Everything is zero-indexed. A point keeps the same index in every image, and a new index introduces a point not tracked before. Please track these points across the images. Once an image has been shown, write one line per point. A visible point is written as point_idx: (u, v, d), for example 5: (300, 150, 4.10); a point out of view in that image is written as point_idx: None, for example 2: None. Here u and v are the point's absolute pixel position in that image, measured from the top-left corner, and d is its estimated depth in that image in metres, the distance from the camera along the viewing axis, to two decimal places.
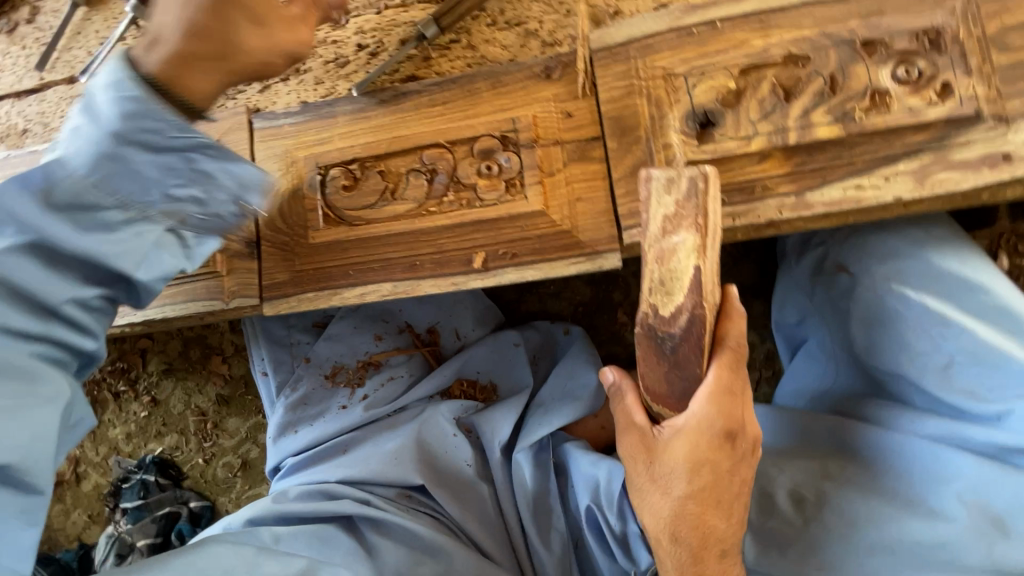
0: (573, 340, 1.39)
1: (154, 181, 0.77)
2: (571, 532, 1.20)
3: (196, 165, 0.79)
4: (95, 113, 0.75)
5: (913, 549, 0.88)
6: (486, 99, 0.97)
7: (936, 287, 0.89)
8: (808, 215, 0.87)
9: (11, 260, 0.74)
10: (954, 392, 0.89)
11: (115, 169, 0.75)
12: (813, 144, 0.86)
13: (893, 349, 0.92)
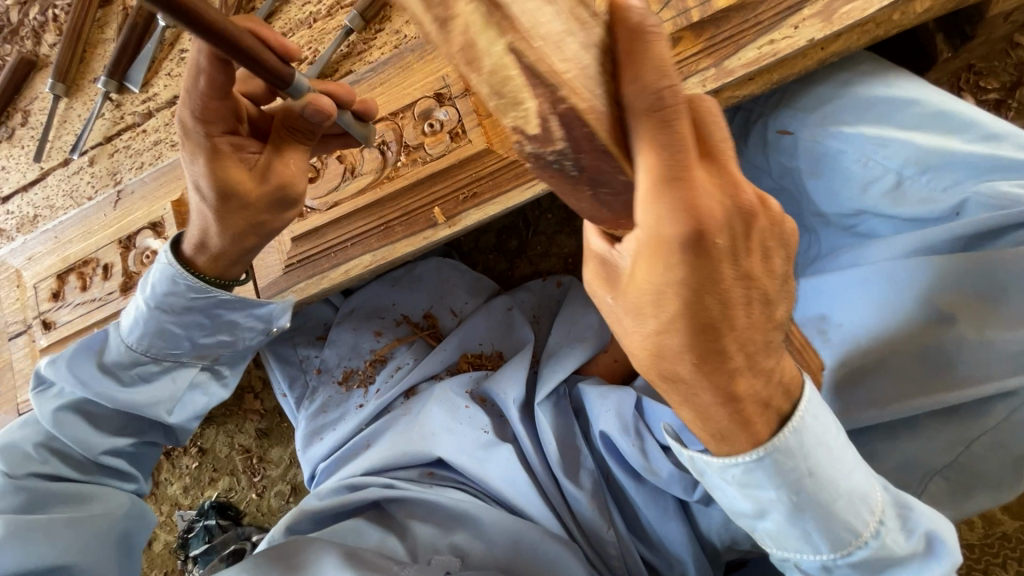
0: (567, 288, 1.45)
1: (186, 334, 1.04)
2: (600, 468, 1.19)
3: (222, 316, 1.04)
4: (145, 285, 1.01)
5: (913, 358, 0.87)
6: (418, 68, 1.06)
7: (869, 114, 0.96)
8: (732, 81, 0.91)
9: (91, 374, 1.05)
10: (910, 205, 0.94)
11: (160, 334, 1.03)
12: (717, 16, 0.90)
13: (843, 183, 1.00)
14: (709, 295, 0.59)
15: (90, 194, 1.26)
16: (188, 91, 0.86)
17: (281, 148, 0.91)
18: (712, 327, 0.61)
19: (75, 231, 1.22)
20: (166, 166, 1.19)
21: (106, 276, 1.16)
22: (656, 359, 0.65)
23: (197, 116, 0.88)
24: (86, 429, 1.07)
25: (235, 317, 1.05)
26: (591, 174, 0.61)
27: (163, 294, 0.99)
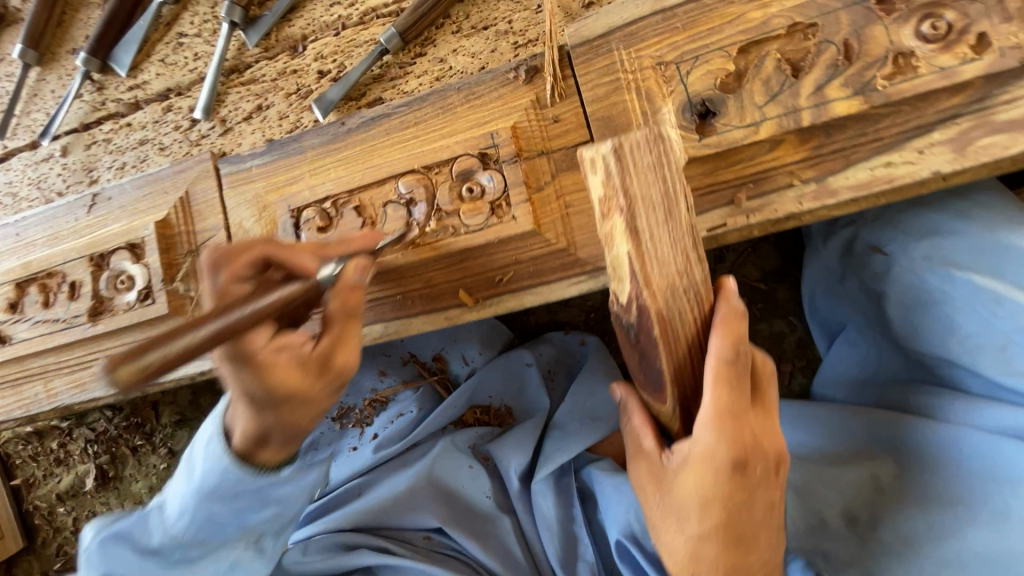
0: (591, 350, 1.30)
1: (233, 521, 0.92)
2: (602, 559, 1.12)
3: (268, 494, 0.91)
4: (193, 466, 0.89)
5: (977, 538, 0.91)
6: (462, 115, 0.89)
7: (985, 262, 0.92)
8: (834, 202, 0.77)
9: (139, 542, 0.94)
10: (1012, 373, 0.92)
11: (205, 526, 0.91)
12: (832, 123, 0.76)
13: (936, 330, 0.97)
14: (740, 514, 0.75)
15: (60, 189, 1.09)
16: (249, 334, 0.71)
17: (337, 345, 0.75)
18: (746, 537, 0.77)
19: (41, 232, 1.06)
20: (152, 175, 1.02)
21: (73, 294, 1.01)
22: (688, 559, 0.78)
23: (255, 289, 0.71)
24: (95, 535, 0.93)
25: (282, 492, 0.92)
26: (643, 340, 0.67)
27: (215, 485, 0.86)
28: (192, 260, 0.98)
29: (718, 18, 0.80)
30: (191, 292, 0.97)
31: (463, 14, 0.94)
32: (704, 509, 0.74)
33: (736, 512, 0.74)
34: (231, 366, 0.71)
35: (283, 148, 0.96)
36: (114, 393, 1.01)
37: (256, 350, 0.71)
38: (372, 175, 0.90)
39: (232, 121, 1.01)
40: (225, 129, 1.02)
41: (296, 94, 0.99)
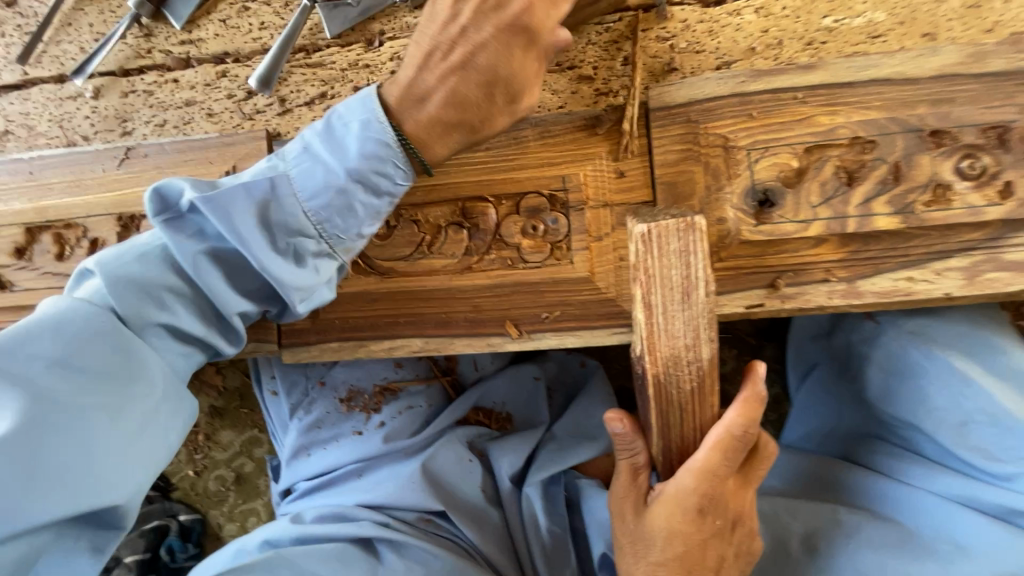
0: (590, 373, 1.31)
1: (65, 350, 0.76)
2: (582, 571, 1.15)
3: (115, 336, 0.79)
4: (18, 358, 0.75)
5: None
6: (535, 150, 0.91)
7: (960, 345, 1.01)
8: (858, 302, 0.86)
9: None
10: (969, 449, 1.00)
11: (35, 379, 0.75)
12: (871, 234, 0.85)
13: (909, 396, 1.04)
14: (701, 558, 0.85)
15: (87, 134, 1.02)
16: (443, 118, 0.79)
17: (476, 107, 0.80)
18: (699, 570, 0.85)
19: (59, 176, 0.99)
20: (195, 140, 0.98)
21: (93, 251, 0.96)
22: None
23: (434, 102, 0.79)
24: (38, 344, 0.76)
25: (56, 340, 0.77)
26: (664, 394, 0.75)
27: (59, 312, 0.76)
28: None
29: (790, 116, 0.86)
30: None
31: None
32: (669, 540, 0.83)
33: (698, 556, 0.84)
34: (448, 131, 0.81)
35: None
36: None
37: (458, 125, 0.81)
38: (432, 193, 0.91)
39: (293, 103, 0.99)
40: (284, 109, 0.99)
41: (365, 89, 0.98)
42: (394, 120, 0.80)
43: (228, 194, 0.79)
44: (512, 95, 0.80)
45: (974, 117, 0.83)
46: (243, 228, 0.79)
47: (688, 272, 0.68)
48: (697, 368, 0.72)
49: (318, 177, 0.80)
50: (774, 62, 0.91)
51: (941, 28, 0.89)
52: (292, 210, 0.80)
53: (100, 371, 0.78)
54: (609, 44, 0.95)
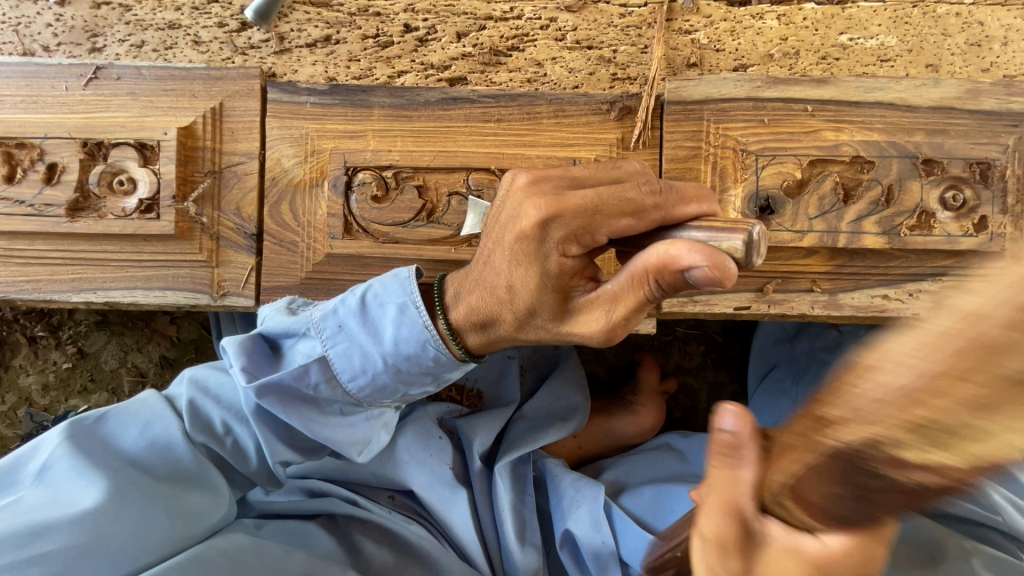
0: (563, 357, 1.32)
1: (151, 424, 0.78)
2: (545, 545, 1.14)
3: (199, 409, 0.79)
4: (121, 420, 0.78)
5: None
6: (547, 128, 0.89)
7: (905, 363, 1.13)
8: (837, 314, 0.90)
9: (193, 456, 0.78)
10: None
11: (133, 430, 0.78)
12: (857, 250, 0.88)
13: None
14: None
15: (48, 44, 0.91)
16: (581, 204, 0.60)
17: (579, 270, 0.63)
18: None
19: (12, 88, 0.87)
20: (178, 69, 0.88)
21: (50, 178, 0.87)
22: None
23: (560, 232, 0.60)
24: (127, 429, 0.78)
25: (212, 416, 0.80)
26: None
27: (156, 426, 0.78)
28: (211, 182, 0.88)
29: (799, 127, 0.88)
30: (203, 217, 0.88)
31: (571, 26, 0.92)
32: None
33: None
34: (547, 225, 0.60)
35: (348, 94, 0.89)
36: (75, 301, 0.88)
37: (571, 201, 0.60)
38: (442, 159, 0.88)
39: (292, 42, 0.91)
40: (282, 48, 0.91)
41: (373, 39, 0.92)
42: (503, 265, 0.64)
43: (345, 366, 0.72)
44: (614, 191, 0.61)
45: (962, 151, 0.88)
46: (381, 375, 0.72)
47: (662, 197, 0.60)
48: (657, 253, 0.56)
49: (430, 356, 0.70)
50: (789, 72, 0.92)
51: (943, 61, 0.92)
52: (422, 370, 0.71)
53: (180, 463, 0.77)
54: (632, 28, 0.93)
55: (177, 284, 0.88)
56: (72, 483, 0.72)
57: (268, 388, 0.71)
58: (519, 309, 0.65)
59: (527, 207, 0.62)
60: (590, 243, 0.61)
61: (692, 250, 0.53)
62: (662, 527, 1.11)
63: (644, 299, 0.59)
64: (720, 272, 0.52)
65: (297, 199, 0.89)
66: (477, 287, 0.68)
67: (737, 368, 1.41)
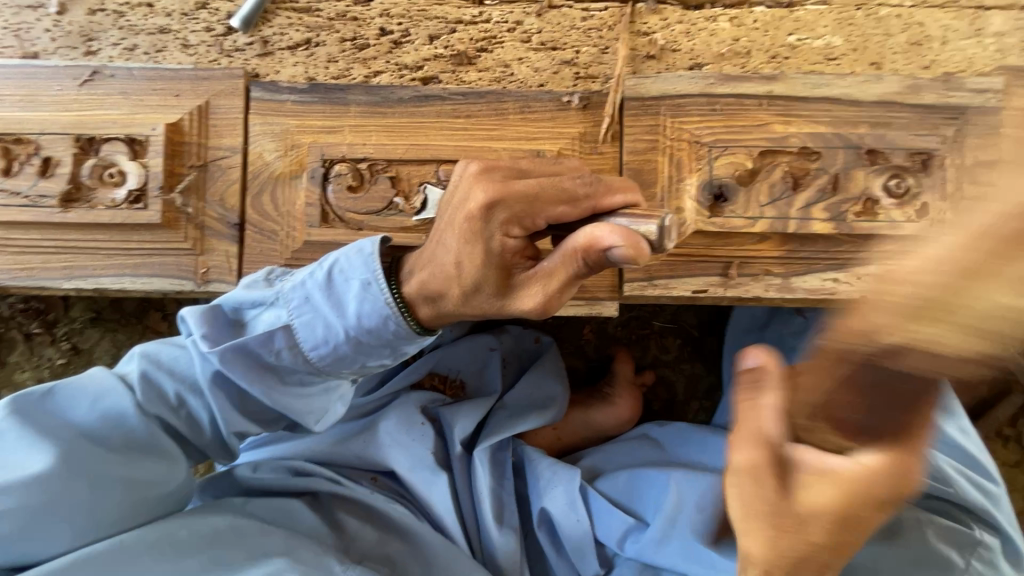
0: (543, 350, 1.37)
1: (99, 399, 0.79)
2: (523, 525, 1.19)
3: (151, 385, 0.80)
4: (69, 391, 0.79)
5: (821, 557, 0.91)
6: (513, 123, 0.95)
7: None
8: (790, 296, 0.94)
9: (140, 432, 0.79)
10: None
11: (80, 402, 0.79)
12: (807, 236, 0.93)
13: None
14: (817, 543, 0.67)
15: (46, 49, 0.97)
16: (523, 191, 0.67)
17: (519, 253, 0.70)
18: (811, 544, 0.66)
19: (11, 88, 0.93)
20: (167, 70, 0.94)
21: (44, 171, 0.92)
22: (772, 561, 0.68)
23: (503, 215, 0.67)
24: (76, 402, 0.79)
25: (167, 389, 0.81)
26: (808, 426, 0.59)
27: (107, 399, 0.79)
28: (197, 174, 0.94)
29: (750, 121, 0.94)
30: (189, 207, 0.93)
31: (536, 28, 0.99)
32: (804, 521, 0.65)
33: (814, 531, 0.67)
34: (490, 209, 0.67)
35: (326, 93, 0.94)
36: (66, 288, 0.93)
37: (515, 192, 0.67)
38: (414, 151, 0.93)
39: (275, 45, 0.98)
40: (265, 51, 0.98)
41: (351, 42, 0.98)
42: (452, 245, 0.70)
43: (309, 336, 0.76)
44: (554, 182, 0.68)
45: (904, 142, 0.94)
46: (342, 346, 0.76)
47: (592, 187, 0.69)
48: (585, 235, 0.63)
49: (388, 329, 0.75)
50: (741, 70, 0.98)
51: (886, 59, 0.98)
52: (381, 342, 0.77)
53: (134, 434, 0.79)
54: (594, 30, 0.99)
55: (164, 271, 0.93)
56: (24, 451, 0.74)
57: (232, 352, 0.76)
58: (466, 284, 0.71)
59: (474, 191, 0.68)
60: (531, 226, 0.68)
61: (613, 232, 0.61)
62: (635, 506, 1.14)
63: (574, 275, 0.67)
64: (636, 252, 0.60)
65: (277, 190, 0.94)
66: (428, 264, 0.73)
67: (711, 360, 1.45)
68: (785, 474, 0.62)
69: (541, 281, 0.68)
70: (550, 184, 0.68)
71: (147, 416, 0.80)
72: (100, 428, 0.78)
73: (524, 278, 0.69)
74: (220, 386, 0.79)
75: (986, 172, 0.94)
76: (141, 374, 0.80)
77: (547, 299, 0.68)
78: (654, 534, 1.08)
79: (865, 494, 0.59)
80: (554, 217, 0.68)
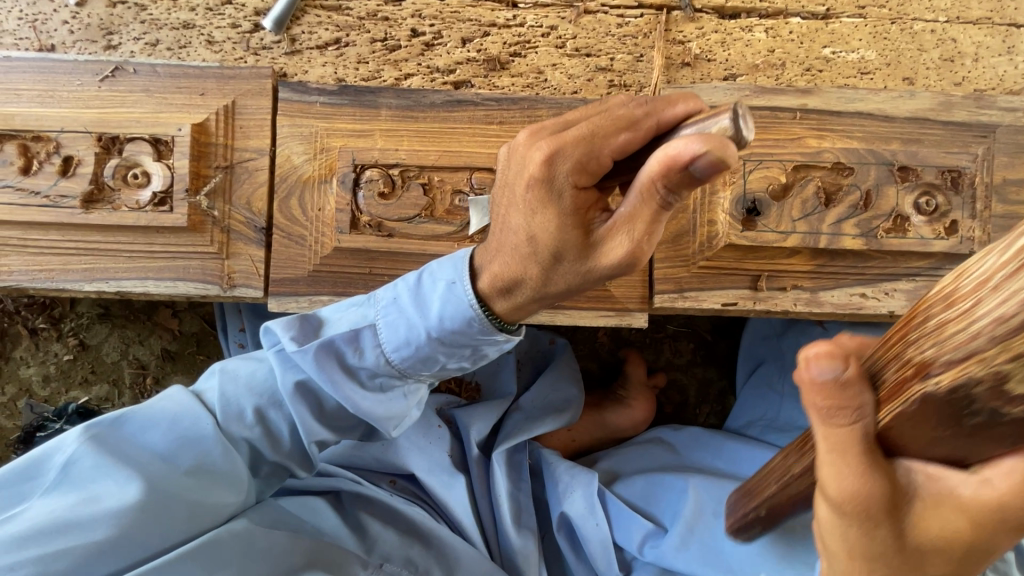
0: (558, 351, 1.37)
1: (176, 426, 0.78)
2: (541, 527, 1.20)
3: (232, 406, 0.79)
4: (144, 420, 0.78)
5: None
6: None
7: None
8: (818, 311, 0.95)
9: (221, 460, 0.79)
10: None
11: (157, 429, 0.78)
12: (838, 251, 0.93)
13: None
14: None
15: (65, 42, 0.94)
16: (578, 135, 0.66)
17: (587, 202, 0.67)
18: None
19: (28, 82, 0.90)
20: (191, 67, 0.92)
21: (65, 170, 0.90)
22: None
23: (567, 163, 0.65)
24: (151, 430, 0.78)
25: (247, 405, 0.80)
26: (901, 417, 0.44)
27: (189, 423, 0.78)
28: (223, 176, 0.92)
29: (785, 135, 0.93)
30: (214, 211, 0.91)
31: (571, 34, 0.97)
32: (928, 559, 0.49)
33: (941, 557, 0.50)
34: (549, 153, 0.65)
35: (356, 95, 0.92)
36: (88, 291, 0.91)
37: (573, 132, 0.66)
38: (447, 158, 0.92)
39: (303, 44, 0.95)
40: (293, 49, 0.95)
41: (382, 43, 0.96)
42: (525, 211, 0.68)
43: (392, 336, 0.76)
44: (602, 119, 0.67)
45: (935, 159, 0.94)
46: (424, 347, 0.76)
47: (650, 105, 0.67)
48: (657, 158, 0.57)
49: (473, 329, 0.74)
50: (775, 82, 0.97)
51: (919, 74, 0.98)
52: (462, 342, 0.76)
53: (211, 452, 0.78)
54: (629, 38, 0.98)
55: (189, 275, 0.91)
56: (100, 480, 0.74)
57: (320, 352, 0.75)
58: (543, 258, 0.68)
59: (534, 150, 0.67)
60: (596, 167, 0.66)
61: (691, 141, 0.54)
62: (653, 511, 1.16)
63: (659, 208, 0.61)
64: (723, 153, 0.53)
65: (305, 194, 0.92)
66: (498, 255, 0.72)
67: (725, 365, 1.46)
68: (902, 506, 0.47)
69: (619, 221, 0.63)
70: (606, 117, 0.67)
71: (225, 433, 0.79)
72: (178, 458, 0.77)
73: (601, 229, 0.65)
74: (303, 394, 0.78)
75: (1014, 191, 0.95)
76: (223, 396, 0.80)
77: (637, 242, 0.63)
78: (674, 540, 1.09)
79: (995, 523, 0.46)
80: (612, 146, 0.66)
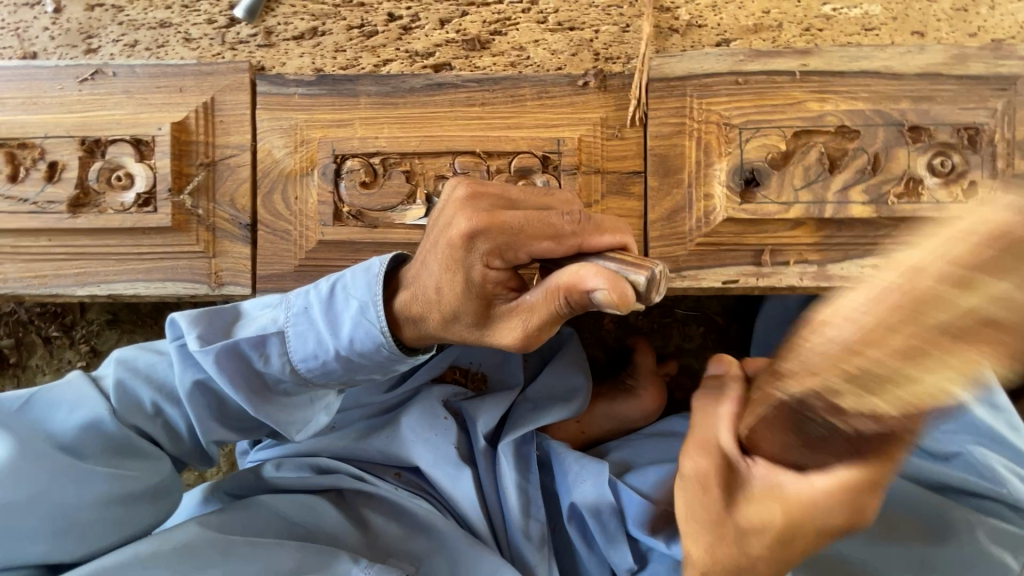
0: (566, 341, 1.33)
1: (76, 406, 0.80)
2: (551, 521, 1.17)
3: (132, 393, 0.81)
4: (45, 402, 0.81)
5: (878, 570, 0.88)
6: (530, 110, 0.90)
7: None
8: (826, 285, 0.89)
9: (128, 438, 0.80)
10: None
11: (59, 409, 0.80)
12: (845, 221, 0.88)
13: None
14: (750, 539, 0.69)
15: (47, 48, 0.94)
16: (509, 224, 0.63)
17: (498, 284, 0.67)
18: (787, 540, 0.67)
19: (13, 91, 0.90)
20: (169, 65, 0.91)
21: (51, 175, 0.90)
22: (720, 573, 0.70)
23: (484, 246, 0.64)
24: (54, 411, 0.80)
25: (150, 396, 0.81)
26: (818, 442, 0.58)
27: (82, 408, 0.80)
28: (206, 174, 0.91)
29: (783, 99, 0.88)
30: (198, 209, 0.91)
31: (553, 8, 0.93)
32: (752, 537, 0.68)
33: (784, 542, 0.67)
34: (470, 238, 0.64)
35: (335, 85, 0.90)
36: (79, 295, 0.91)
37: (503, 224, 0.63)
38: (429, 143, 0.89)
39: (278, 36, 0.93)
40: (269, 41, 0.94)
41: (358, 29, 0.94)
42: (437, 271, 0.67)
43: (299, 348, 0.76)
44: (538, 219, 0.64)
45: (948, 116, 0.87)
46: (331, 362, 0.76)
47: (581, 224, 0.64)
48: (571, 274, 0.60)
49: (381, 354, 0.75)
50: (771, 44, 0.92)
51: (929, 27, 0.92)
52: (371, 363, 0.77)
53: (112, 435, 0.79)
54: (614, 9, 0.94)
55: (176, 276, 0.91)
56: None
57: (225, 358, 0.75)
58: (446, 310, 0.69)
59: (459, 218, 0.65)
60: (512, 259, 0.64)
61: (600, 276, 0.57)
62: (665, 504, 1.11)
63: (556, 313, 0.63)
64: (621, 302, 0.56)
65: (288, 187, 0.91)
66: (411, 287, 0.72)
67: (737, 348, 1.41)
68: (724, 485, 0.70)
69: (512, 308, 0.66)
70: (542, 218, 0.64)
71: (123, 426, 0.80)
72: (77, 436, 0.79)
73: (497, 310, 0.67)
74: (202, 394, 0.79)
75: None
76: (122, 380, 0.81)
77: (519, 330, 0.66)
78: None
79: (810, 513, 0.64)
80: (540, 247, 0.64)
